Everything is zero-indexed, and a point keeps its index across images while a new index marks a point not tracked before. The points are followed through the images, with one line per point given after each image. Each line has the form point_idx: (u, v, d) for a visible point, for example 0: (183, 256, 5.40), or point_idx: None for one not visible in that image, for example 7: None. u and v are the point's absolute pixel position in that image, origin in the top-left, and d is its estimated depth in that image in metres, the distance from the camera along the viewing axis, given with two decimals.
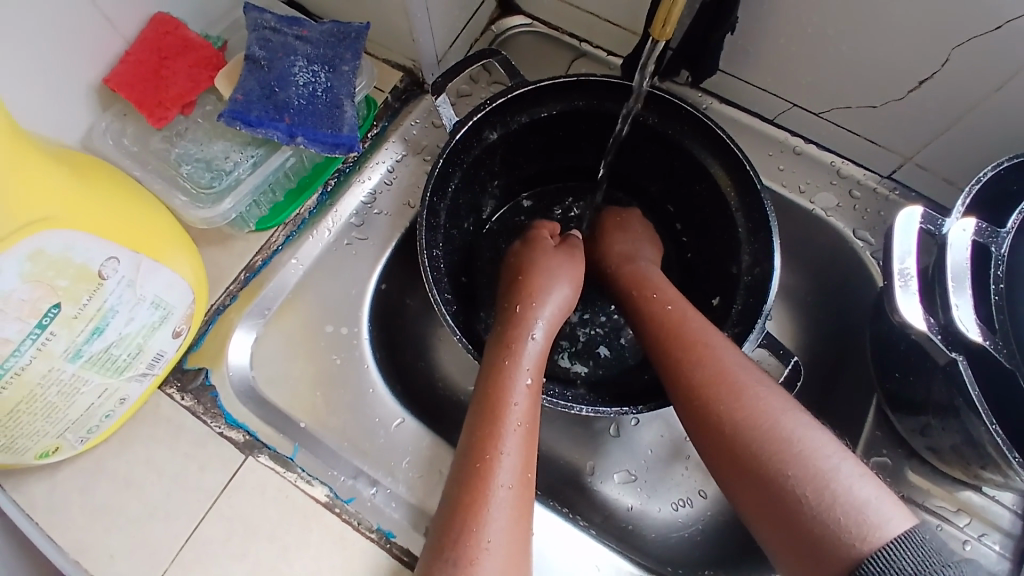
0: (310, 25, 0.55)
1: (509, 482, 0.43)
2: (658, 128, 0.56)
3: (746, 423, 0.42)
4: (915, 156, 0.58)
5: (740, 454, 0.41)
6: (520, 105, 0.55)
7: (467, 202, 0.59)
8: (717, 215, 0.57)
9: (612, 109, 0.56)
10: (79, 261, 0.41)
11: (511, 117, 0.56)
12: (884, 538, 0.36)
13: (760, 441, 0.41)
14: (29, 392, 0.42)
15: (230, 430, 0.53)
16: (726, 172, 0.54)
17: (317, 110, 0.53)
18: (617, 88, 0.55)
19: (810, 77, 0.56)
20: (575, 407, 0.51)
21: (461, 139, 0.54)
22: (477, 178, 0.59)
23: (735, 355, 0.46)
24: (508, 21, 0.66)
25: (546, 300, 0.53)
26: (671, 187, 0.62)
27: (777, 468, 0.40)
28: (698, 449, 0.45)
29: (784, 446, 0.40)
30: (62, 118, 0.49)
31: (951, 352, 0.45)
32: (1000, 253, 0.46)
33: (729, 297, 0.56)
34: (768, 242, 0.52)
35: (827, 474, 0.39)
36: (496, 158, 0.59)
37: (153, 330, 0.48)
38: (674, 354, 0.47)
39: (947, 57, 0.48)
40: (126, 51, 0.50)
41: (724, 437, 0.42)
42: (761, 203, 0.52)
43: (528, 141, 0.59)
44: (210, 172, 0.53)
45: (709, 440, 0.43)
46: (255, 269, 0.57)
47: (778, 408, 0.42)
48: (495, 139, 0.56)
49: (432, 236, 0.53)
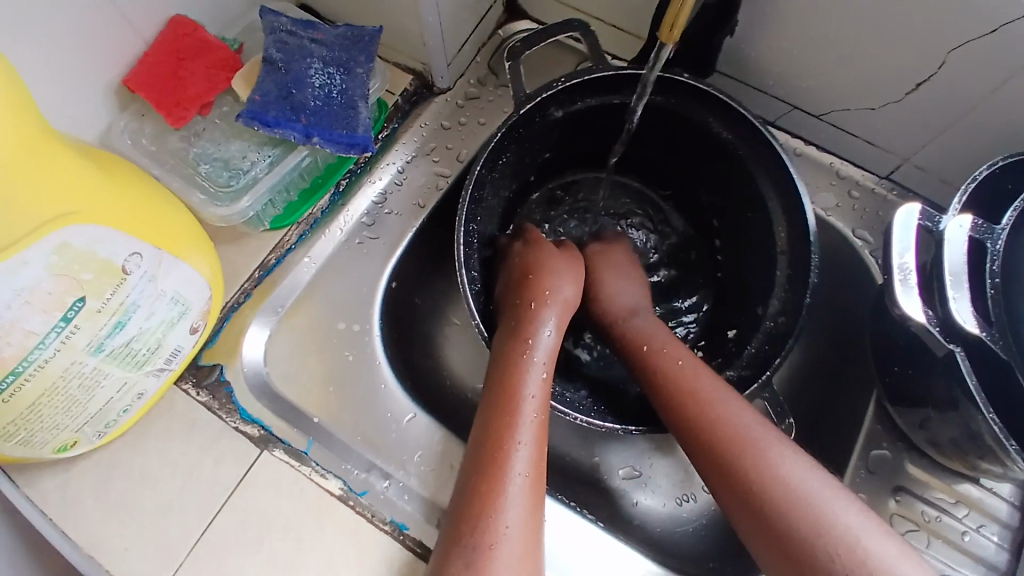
0: (325, 28, 0.56)
1: (525, 470, 0.44)
2: (729, 143, 0.57)
3: (753, 468, 0.43)
4: (911, 157, 0.59)
5: (764, 512, 0.42)
6: (591, 87, 0.57)
7: (514, 176, 0.62)
8: (760, 245, 0.58)
9: (688, 110, 0.57)
10: (104, 255, 0.42)
11: (578, 99, 0.58)
12: None
13: (788, 503, 0.42)
14: (51, 385, 0.43)
15: (244, 425, 0.54)
16: (782, 215, 0.55)
17: (333, 111, 0.54)
18: (700, 95, 0.56)
19: (809, 79, 0.57)
20: (570, 415, 0.52)
21: (527, 113, 0.56)
22: (530, 150, 0.61)
23: (734, 398, 0.47)
24: (514, 25, 0.67)
25: (557, 297, 0.55)
26: (722, 204, 0.63)
27: (804, 524, 0.41)
28: (703, 480, 0.47)
29: (792, 491, 0.42)
30: (82, 115, 0.50)
31: (948, 344, 0.46)
32: (996, 249, 0.47)
33: (748, 335, 0.58)
34: (800, 294, 0.54)
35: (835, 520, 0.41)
36: (553, 135, 0.61)
37: (172, 326, 0.49)
38: (677, 393, 0.48)
39: (944, 59, 0.50)
40: (145, 52, 0.51)
41: (730, 476, 0.44)
42: (802, 215, 0.53)
43: (584, 124, 0.61)
44: (228, 172, 0.54)
45: (716, 476, 0.45)
46: (268, 267, 0.58)
47: (798, 463, 0.43)
48: (558, 117, 0.59)
49: (473, 208, 0.56)
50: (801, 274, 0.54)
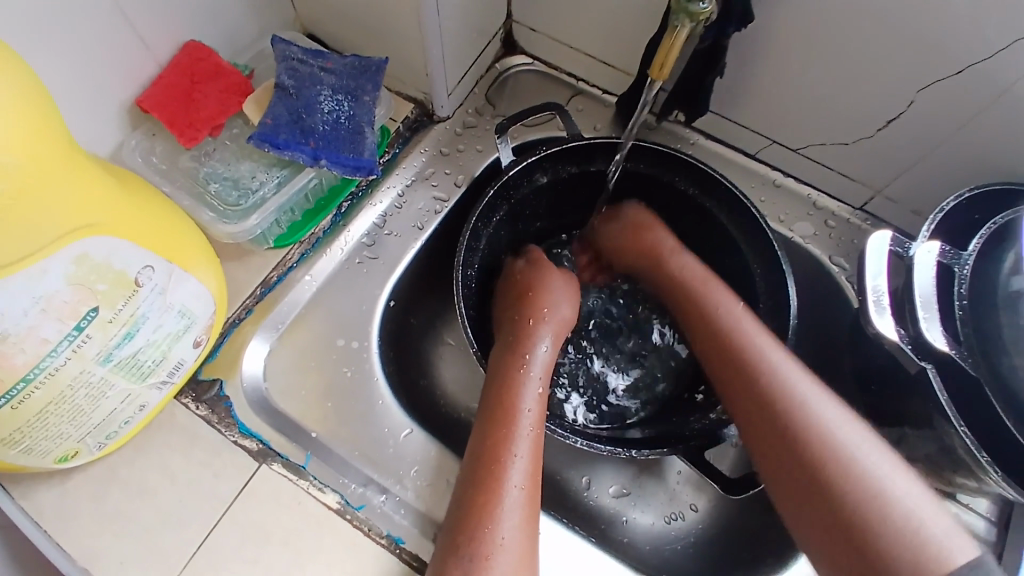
0: (334, 58, 0.59)
1: (521, 482, 0.46)
2: (697, 199, 0.62)
3: (800, 427, 0.46)
4: (884, 189, 0.63)
5: (809, 462, 0.44)
6: (573, 156, 0.62)
7: (508, 234, 0.66)
8: (741, 287, 0.62)
9: (659, 173, 0.62)
10: (119, 267, 0.43)
11: (562, 166, 0.62)
12: (947, 559, 0.39)
13: (836, 458, 0.44)
14: (59, 394, 0.44)
15: (243, 439, 0.54)
16: (740, 231, 0.60)
17: (341, 136, 0.57)
18: (664, 158, 0.62)
19: (787, 116, 0.62)
20: (571, 438, 0.53)
21: (514, 176, 0.60)
22: (522, 216, 0.65)
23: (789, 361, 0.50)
24: (512, 59, 0.71)
25: (554, 316, 0.57)
26: (704, 258, 0.66)
27: (850, 478, 0.43)
28: (745, 431, 0.50)
29: (843, 450, 0.44)
30: (97, 132, 0.52)
31: (921, 361, 0.50)
32: (963, 273, 0.50)
33: None
34: (785, 320, 0.57)
35: (876, 484, 0.42)
36: (542, 201, 0.65)
37: (177, 339, 0.50)
38: (733, 353, 0.52)
39: (913, 98, 0.54)
40: (159, 75, 0.54)
41: (776, 435, 0.47)
42: (764, 233, 0.58)
43: (571, 191, 0.66)
44: (237, 191, 0.56)
45: (758, 419, 0.48)
46: (270, 284, 0.60)
47: (849, 426, 0.45)
48: (545, 182, 0.63)
49: (470, 256, 0.60)
50: (783, 300, 0.57)
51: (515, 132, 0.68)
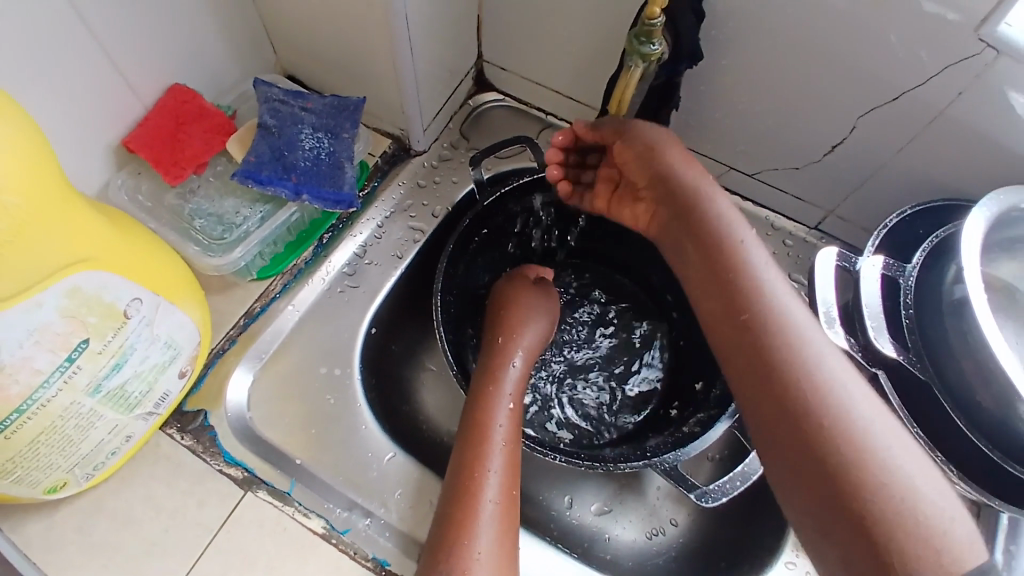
0: (313, 97, 0.62)
1: (495, 497, 0.48)
2: None
3: (813, 411, 0.42)
4: (835, 210, 0.68)
5: (819, 450, 0.41)
6: (541, 185, 0.66)
7: (485, 260, 0.69)
8: None
9: None
10: (110, 299, 0.45)
11: (533, 195, 0.66)
12: (957, 558, 0.37)
13: (849, 450, 0.40)
14: (50, 424, 0.45)
15: (229, 467, 0.56)
16: None
17: (321, 171, 0.60)
18: None
19: (741, 143, 0.66)
20: (550, 454, 0.56)
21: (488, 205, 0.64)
22: (497, 243, 0.69)
23: (811, 329, 0.45)
24: (484, 95, 0.75)
25: (526, 333, 0.59)
26: (672, 278, 0.69)
27: (862, 471, 0.40)
28: (752, 409, 0.45)
29: (857, 440, 0.41)
30: (85, 171, 0.54)
31: (872, 368, 0.53)
32: (908, 284, 0.54)
33: (712, 381, 0.63)
34: None
35: (891, 477, 0.39)
36: (515, 228, 0.69)
37: (163, 370, 0.51)
38: (748, 325, 0.46)
39: (855, 123, 0.59)
40: (145, 117, 0.56)
41: (787, 414, 0.43)
42: None
43: (544, 218, 0.70)
44: (222, 226, 0.58)
45: (768, 399, 0.44)
46: (253, 314, 0.62)
47: (867, 415, 0.42)
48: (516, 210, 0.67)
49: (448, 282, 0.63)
50: None
51: (488, 164, 0.71)
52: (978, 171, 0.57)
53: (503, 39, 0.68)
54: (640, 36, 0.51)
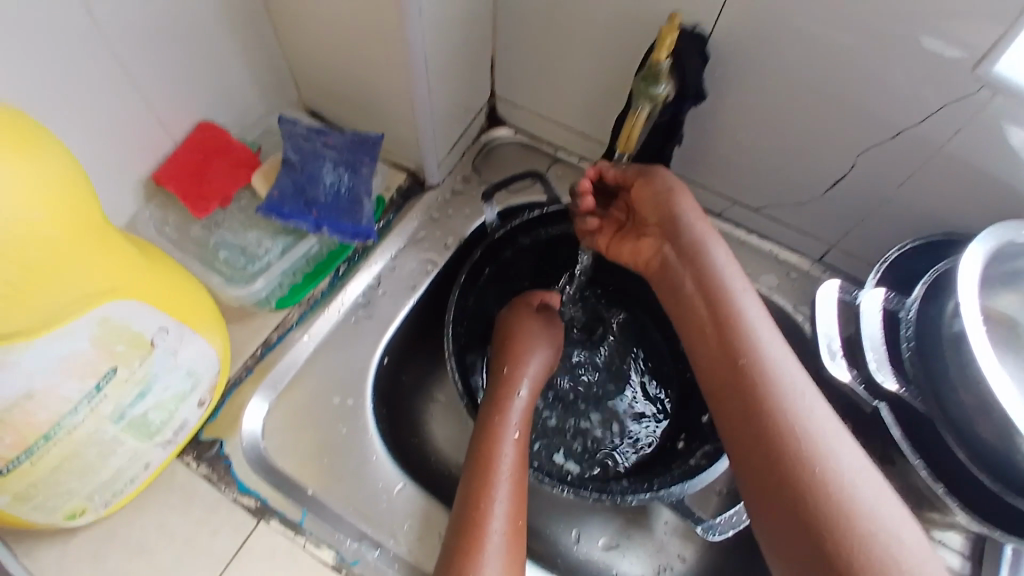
0: (334, 134, 0.64)
1: (502, 528, 0.48)
2: None
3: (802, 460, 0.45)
4: (839, 243, 0.69)
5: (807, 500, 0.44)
6: (552, 219, 0.69)
7: (495, 292, 0.71)
8: None
9: None
10: (137, 329, 0.46)
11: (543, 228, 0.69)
12: None
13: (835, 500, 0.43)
14: (73, 451, 0.45)
15: (242, 497, 0.56)
16: None
17: (340, 205, 0.61)
18: None
19: (745, 179, 0.68)
20: (557, 487, 0.57)
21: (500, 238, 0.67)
22: (507, 275, 0.71)
23: (799, 380, 0.48)
24: (496, 131, 0.78)
25: (531, 362, 0.60)
26: None
27: (847, 521, 0.42)
28: (743, 454, 0.47)
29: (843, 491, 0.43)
30: (115, 203, 0.56)
31: (874, 400, 0.56)
32: (909, 318, 0.55)
33: None
34: None
35: (875, 527, 0.42)
36: (525, 261, 0.71)
37: (183, 398, 0.52)
38: (742, 376, 0.49)
39: (855, 161, 0.61)
40: (173, 152, 0.58)
41: (777, 463, 0.45)
42: None
43: (553, 251, 0.71)
44: (245, 257, 0.60)
45: (760, 448, 0.46)
46: (270, 344, 0.63)
47: (850, 467, 0.45)
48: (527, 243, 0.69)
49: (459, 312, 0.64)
50: None
51: (500, 198, 0.73)
52: (978, 206, 0.58)
53: (515, 78, 0.71)
54: (647, 79, 0.53)
